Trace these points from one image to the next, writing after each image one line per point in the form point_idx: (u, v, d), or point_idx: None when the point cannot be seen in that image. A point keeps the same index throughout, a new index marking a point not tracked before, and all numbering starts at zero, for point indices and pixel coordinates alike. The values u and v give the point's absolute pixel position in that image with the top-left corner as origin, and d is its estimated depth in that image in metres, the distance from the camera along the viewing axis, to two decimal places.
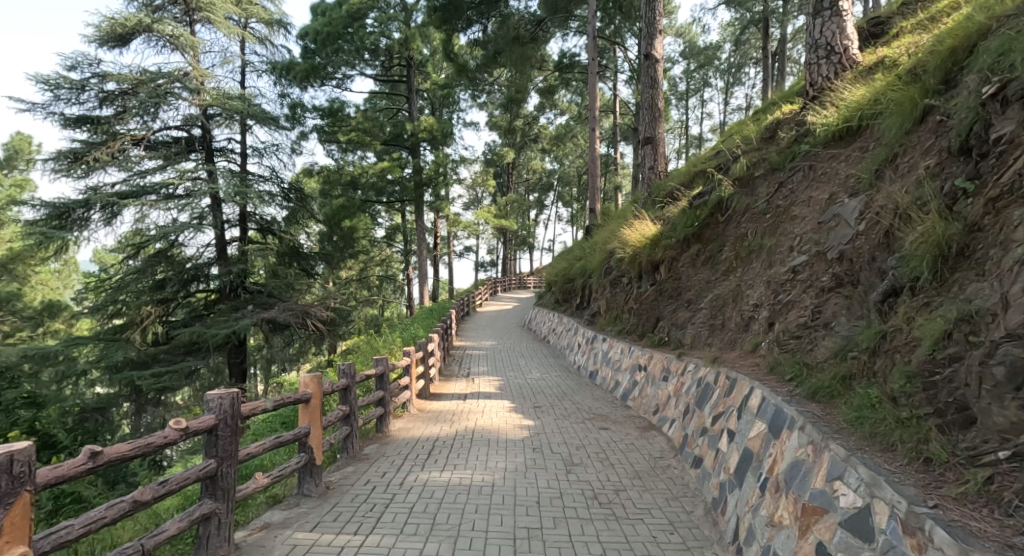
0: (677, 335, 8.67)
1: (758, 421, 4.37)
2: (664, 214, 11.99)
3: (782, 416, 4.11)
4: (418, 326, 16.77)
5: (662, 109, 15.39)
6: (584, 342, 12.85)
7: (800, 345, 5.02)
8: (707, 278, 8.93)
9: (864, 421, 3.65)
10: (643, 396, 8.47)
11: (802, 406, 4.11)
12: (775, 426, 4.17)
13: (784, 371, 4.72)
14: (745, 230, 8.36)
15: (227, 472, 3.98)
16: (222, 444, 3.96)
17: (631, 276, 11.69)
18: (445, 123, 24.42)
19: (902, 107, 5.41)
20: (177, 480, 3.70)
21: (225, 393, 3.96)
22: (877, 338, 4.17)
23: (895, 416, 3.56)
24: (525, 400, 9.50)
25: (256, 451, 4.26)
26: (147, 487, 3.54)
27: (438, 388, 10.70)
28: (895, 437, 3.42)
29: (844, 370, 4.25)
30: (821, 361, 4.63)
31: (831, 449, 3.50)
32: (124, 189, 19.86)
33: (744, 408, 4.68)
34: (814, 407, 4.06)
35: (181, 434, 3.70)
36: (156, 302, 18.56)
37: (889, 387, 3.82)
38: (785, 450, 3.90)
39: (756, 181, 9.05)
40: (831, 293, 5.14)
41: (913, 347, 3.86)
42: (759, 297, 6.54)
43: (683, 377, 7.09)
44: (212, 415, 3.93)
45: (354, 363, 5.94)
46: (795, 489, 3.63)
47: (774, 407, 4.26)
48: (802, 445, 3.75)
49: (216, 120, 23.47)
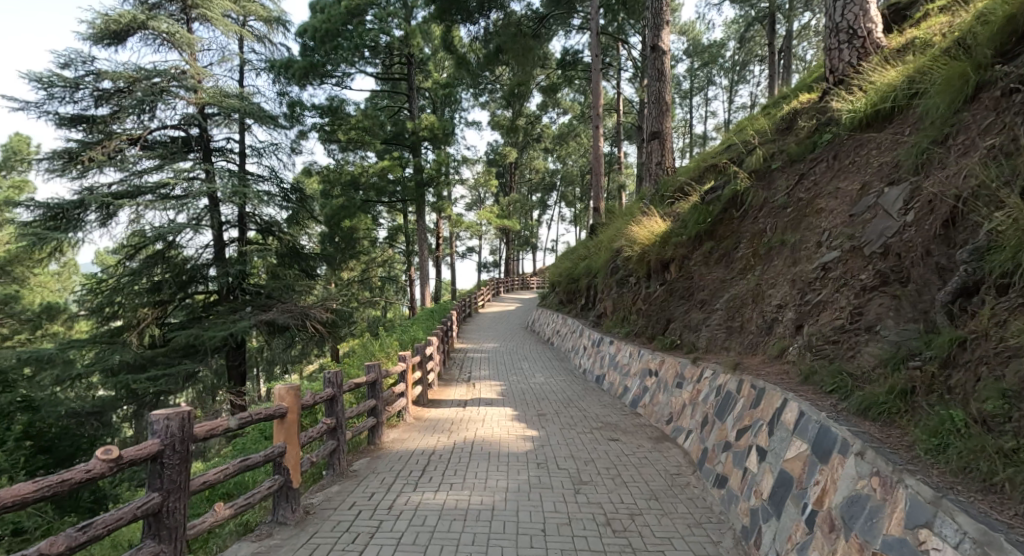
0: (690, 338, 8.15)
1: (797, 441, 3.87)
2: (673, 211, 11.47)
3: (830, 437, 3.61)
4: (418, 328, 16.28)
5: (669, 103, 14.86)
6: (589, 345, 12.34)
7: (837, 351, 4.49)
8: (721, 277, 8.42)
9: (951, 452, 3.11)
10: (655, 404, 7.95)
11: (855, 426, 3.61)
12: (821, 447, 3.67)
13: (824, 382, 4.21)
14: (763, 225, 7.84)
15: (174, 507, 3.54)
16: (169, 475, 3.52)
17: (639, 275, 11.18)
18: (446, 121, 23.92)
19: (953, 86, 4.88)
20: (106, 523, 3.20)
21: (174, 412, 3.53)
22: (954, 345, 3.61)
23: (993, 446, 3.02)
24: (529, 407, 8.96)
25: (215, 479, 3.81)
26: (63, 534, 3.01)
27: (437, 394, 10.16)
28: (1004, 477, 2.88)
29: (903, 383, 3.71)
30: (866, 371, 4.11)
31: (912, 487, 2.99)
32: (121, 189, 19.43)
33: (775, 424, 4.20)
34: (872, 428, 3.56)
35: (111, 465, 3.22)
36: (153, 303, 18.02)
37: (974, 407, 3.28)
38: (838, 480, 3.42)
39: (773, 174, 8.52)
40: (873, 293, 4.59)
41: (1006, 358, 3.32)
42: (783, 297, 6.03)
43: (699, 384, 6.58)
44: (155, 440, 3.48)
45: (342, 371, 5.47)
46: (860, 531, 3.14)
47: (817, 425, 3.76)
48: (864, 477, 3.26)
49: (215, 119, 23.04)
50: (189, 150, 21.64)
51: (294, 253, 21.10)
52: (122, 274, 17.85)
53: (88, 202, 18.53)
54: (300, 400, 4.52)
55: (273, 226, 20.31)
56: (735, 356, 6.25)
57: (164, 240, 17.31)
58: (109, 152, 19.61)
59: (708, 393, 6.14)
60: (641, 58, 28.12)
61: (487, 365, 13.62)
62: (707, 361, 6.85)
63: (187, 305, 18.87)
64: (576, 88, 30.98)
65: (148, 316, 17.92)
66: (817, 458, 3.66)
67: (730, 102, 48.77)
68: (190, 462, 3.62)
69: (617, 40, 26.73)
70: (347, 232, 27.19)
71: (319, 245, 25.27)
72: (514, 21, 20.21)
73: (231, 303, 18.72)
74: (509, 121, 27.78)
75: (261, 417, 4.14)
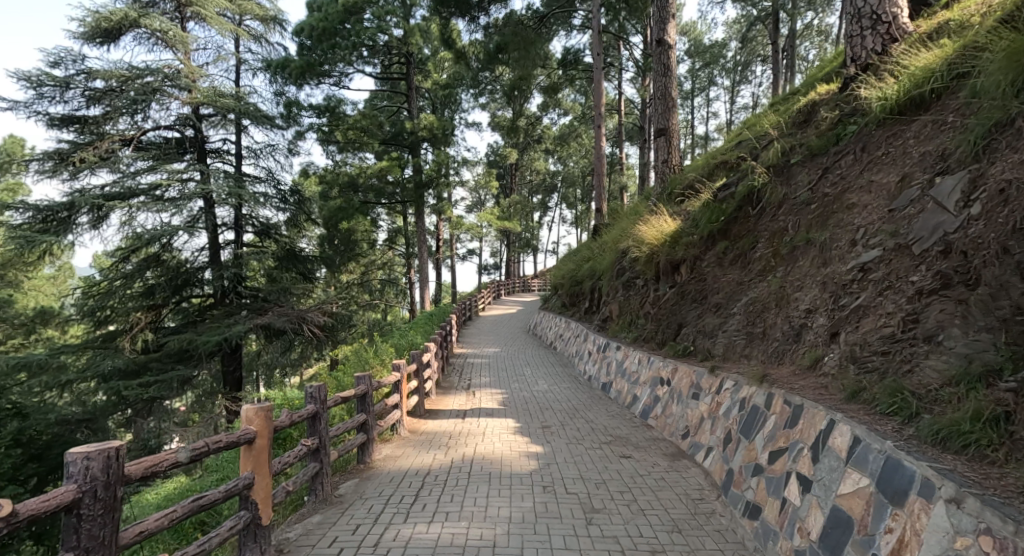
0: (705, 344, 7.62)
1: (854, 475, 3.42)
2: (683, 209, 10.92)
3: (906, 475, 3.14)
4: (416, 332, 15.77)
5: (675, 99, 14.31)
6: (594, 350, 11.78)
7: (892, 365, 3.99)
8: (737, 278, 7.91)
9: None
10: (668, 416, 7.40)
11: (937, 462, 3.13)
12: (890, 485, 3.20)
13: (883, 402, 3.73)
14: (783, 223, 7.33)
15: None
16: (87, 529, 3.04)
17: (647, 277, 10.66)
18: (445, 121, 23.35)
19: (1014, 62, 4.42)
20: None
21: (98, 451, 3.06)
22: None
23: None
24: (533, 418, 8.40)
25: (155, 527, 3.32)
26: None
27: (434, 404, 9.60)
28: None
29: (988, 408, 3.24)
30: (933, 389, 3.62)
31: None
32: (113, 191, 18.93)
33: (824, 449, 3.72)
34: (959, 464, 3.08)
35: (7, 523, 2.73)
36: (146, 308, 17.51)
37: None
38: (921, 530, 2.94)
39: (792, 168, 7.99)
40: (933, 297, 4.10)
41: None
42: (812, 301, 5.52)
43: (718, 396, 6.05)
44: (71, 486, 3.01)
45: (325, 384, 4.98)
46: None
47: (883, 458, 3.30)
48: (964, 533, 2.77)
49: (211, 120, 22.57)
50: (183, 151, 21.15)
51: (292, 254, 20.45)
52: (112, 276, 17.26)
53: (79, 204, 18.02)
54: (271, 421, 4.07)
55: (269, 229, 19.76)
56: (759, 368, 5.73)
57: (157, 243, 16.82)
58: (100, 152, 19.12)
59: (730, 407, 5.62)
60: (643, 57, 27.59)
61: (487, 371, 13.07)
62: (726, 370, 6.35)
63: (182, 309, 18.32)
64: (577, 88, 30.43)
65: (140, 321, 17.34)
66: (887, 497, 3.19)
67: (733, 103, 48.20)
68: (115, 510, 3.14)
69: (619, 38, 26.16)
70: (346, 234, 26.61)
71: (317, 248, 24.72)
72: (515, 18, 19.70)
73: (226, 306, 18.18)
74: (509, 121, 27.24)
75: (221, 445, 3.65)
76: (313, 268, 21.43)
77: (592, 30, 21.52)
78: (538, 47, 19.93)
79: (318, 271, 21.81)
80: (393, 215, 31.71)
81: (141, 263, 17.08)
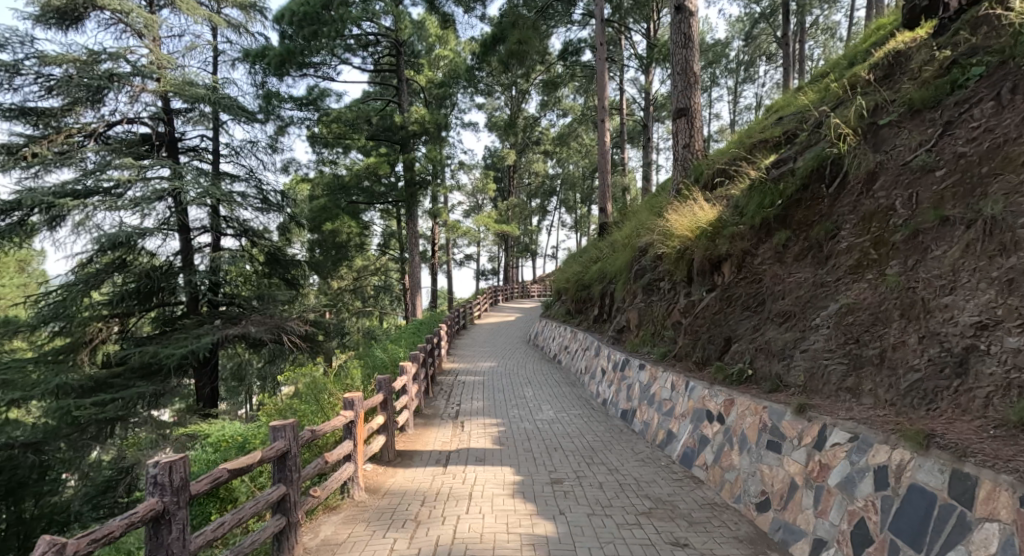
0: (773, 368, 5.58)
1: None
2: (718, 195, 8.86)
3: None
4: (400, 344, 13.78)
5: (697, 74, 12.21)
6: (608, 369, 9.71)
7: None
8: (810, 277, 5.92)
9: None
10: (727, 470, 5.32)
11: None
12: None
13: None
14: (883, 199, 5.35)
15: None
16: None
17: (676, 278, 8.63)
18: (439, 114, 20.28)
19: None
20: None
21: None
22: None
23: None
24: (538, 466, 6.32)
25: None
26: None
27: (407, 442, 7.47)
28: None
29: None
30: None
31: None
32: (71, 188, 16.37)
33: None
34: None
35: None
36: (111, 316, 15.06)
37: None
38: None
39: (882, 132, 5.99)
40: None
41: None
42: (983, 308, 3.94)
43: (819, 454, 4.06)
44: None
45: (180, 460, 3.42)
46: None
47: None
48: None
49: (189, 116, 20.62)
50: (147, 146, 18.62)
51: (276, 260, 18.03)
52: (63, 282, 14.73)
53: (27, 204, 15.60)
54: None
55: (248, 230, 17.33)
56: (891, 419, 3.87)
57: (126, 246, 14.47)
58: (55, 145, 16.69)
59: (849, 478, 3.73)
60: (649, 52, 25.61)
61: (482, 394, 10.93)
62: (823, 410, 4.38)
63: (150, 319, 16.08)
64: (578, 86, 28.27)
65: (100, 332, 14.85)
66: None
67: (734, 104, 46.22)
68: None
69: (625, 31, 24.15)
70: (331, 237, 24.51)
71: (309, 254, 22.94)
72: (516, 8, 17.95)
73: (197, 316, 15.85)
74: (508, 121, 25.29)
75: None
76: (300, 275, 19.20)
77: (596, 19, 19.65)
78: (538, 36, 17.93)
79: (307, 278, 19.62)
80: (384, 218, 29.65)
81: (102, 269, 14.67)
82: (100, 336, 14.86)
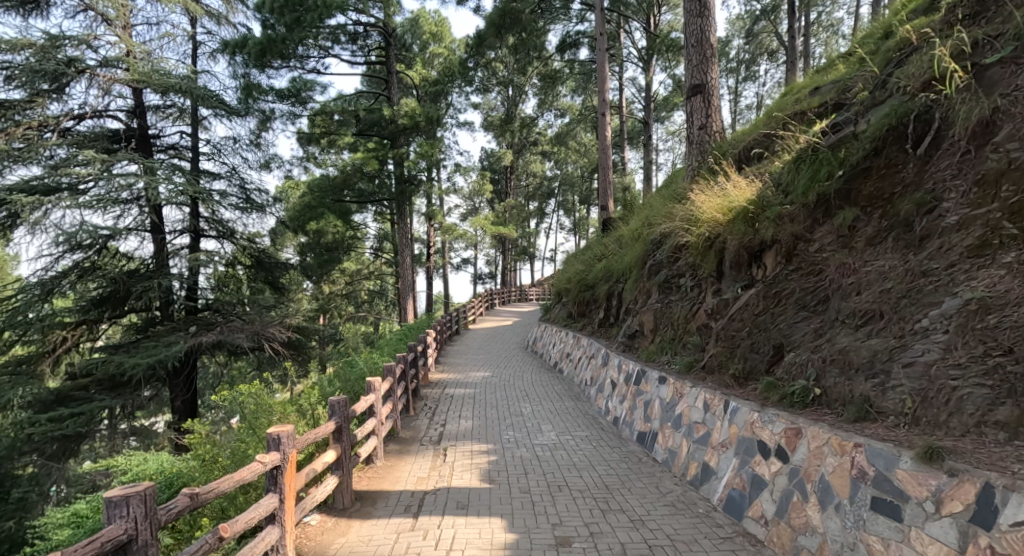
0: (856, 388, 4.07)
1: None
2: (752, 172, 7.35)
3: None
4: (382, 354, 12.21)
5: (715, 47, 10.72)
6: (619, 381, 8.19)
7: None
8: (899, 265, 4.43)
9: None
10: (802, 532, 3.85)
11: None
12: None
13: None
14: (1018, 153, 4.04)
15: None
16: None
17: (702, 273, 7.11)
18: (431, 106, 18.62)
19: None
20: None
21: None
22: None
23: None
24: (539, 518, 4.78)
25: None
26: None
27: (367, 481, 5.85)
28: None
29: None
30: None
31: None
32: (27, 185, 14.28)
33: None
34: None
35: None
36: (72, 324, 12.82)
37: None
38: None
39: (993, 75, 4.52)
40: None
41: None
42: None
43: (987, 537, 2.91)
44: None
45: None
46: None
47: None
48: None
49: (165, 111, 18.94)
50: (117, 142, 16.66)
51: (261, 262, 16.01)
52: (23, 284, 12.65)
53: None
54: None
55: (231, 232, 15.72)
56: None
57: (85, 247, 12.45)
58: (15, 140, 13.37)
59: None
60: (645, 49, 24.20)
61: (471, 410, 9.35)
62: (980, 463, 3.09)
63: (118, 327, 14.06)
64: (578, 82, 26.76)
65: (66, 340, 12.79)
66: None
67: (734, 104, 44.63)
68: None
69: (620, 26, 23.40)
70: (317, 239, 22.85)
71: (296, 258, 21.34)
72: None
73: (171, 323, 13.85)
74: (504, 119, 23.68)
75: None
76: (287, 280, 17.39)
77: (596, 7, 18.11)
78: (535, 26, 16.39)
79: (293, 282, 17.89)
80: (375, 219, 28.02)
81: (68, 269, 12.75)
82: (64, 345, 12.72)
